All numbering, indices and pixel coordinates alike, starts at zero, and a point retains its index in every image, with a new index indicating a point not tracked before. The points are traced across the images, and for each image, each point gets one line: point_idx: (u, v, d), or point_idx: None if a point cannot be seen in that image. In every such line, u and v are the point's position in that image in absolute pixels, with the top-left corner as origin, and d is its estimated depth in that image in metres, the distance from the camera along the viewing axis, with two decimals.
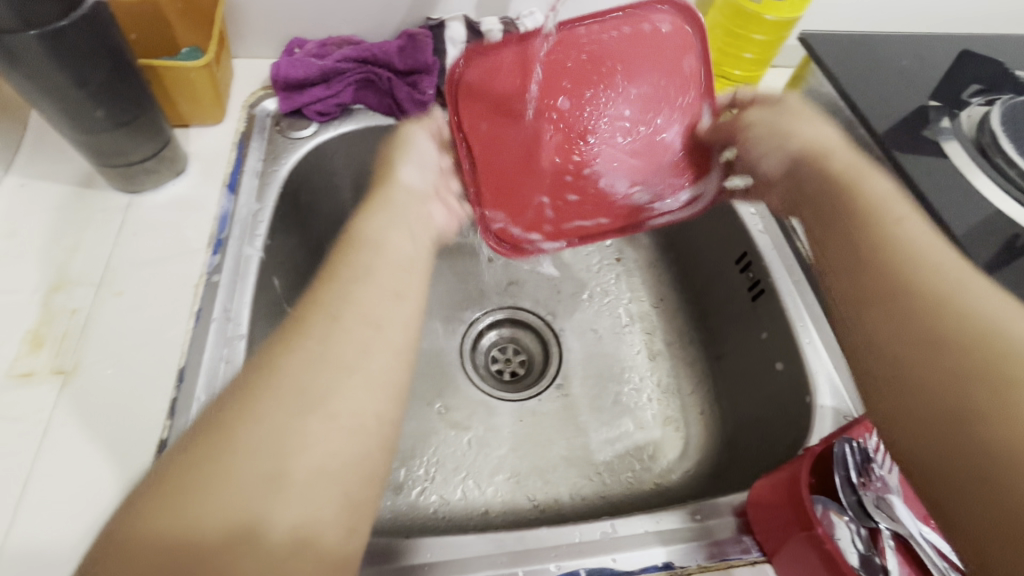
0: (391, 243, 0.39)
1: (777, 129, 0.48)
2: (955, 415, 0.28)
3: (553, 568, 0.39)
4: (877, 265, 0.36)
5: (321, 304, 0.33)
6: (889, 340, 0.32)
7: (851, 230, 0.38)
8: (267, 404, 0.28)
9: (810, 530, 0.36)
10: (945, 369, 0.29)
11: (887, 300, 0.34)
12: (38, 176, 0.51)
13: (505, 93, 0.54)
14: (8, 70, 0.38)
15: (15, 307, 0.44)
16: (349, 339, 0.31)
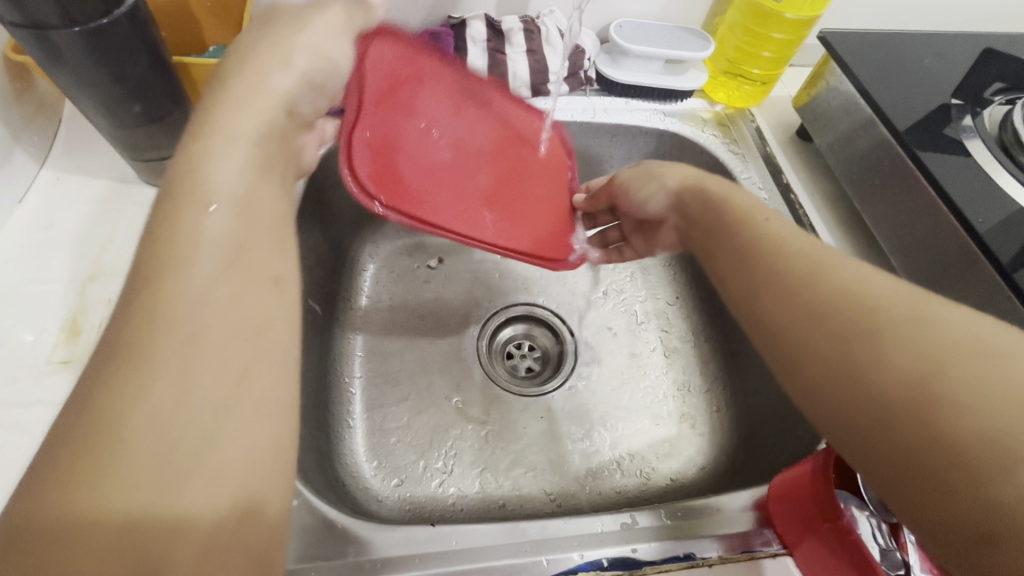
0: (260, 194, 0.32)
1: (656, 169, 0.49)
2: (895, 424, 0.27)
3: (576, 557, 0.39)
4: (777, 275, 0.34)
5: (166, 284, 0.26)
6: (808, 363, 0.31)
7: (744, 254, 0.37)
8: (153, 406, 0.24)
9: (834, 521, 0.37)
10: (894, 373, 0.28)
11: (798, 318, 0.32)
12: (73, 171, 0.52)
13: (409, 110, 0.51)
14: (52, 66, 0.39)
15: (53, 296, 0.45)
16: (222, 356, 0.27)
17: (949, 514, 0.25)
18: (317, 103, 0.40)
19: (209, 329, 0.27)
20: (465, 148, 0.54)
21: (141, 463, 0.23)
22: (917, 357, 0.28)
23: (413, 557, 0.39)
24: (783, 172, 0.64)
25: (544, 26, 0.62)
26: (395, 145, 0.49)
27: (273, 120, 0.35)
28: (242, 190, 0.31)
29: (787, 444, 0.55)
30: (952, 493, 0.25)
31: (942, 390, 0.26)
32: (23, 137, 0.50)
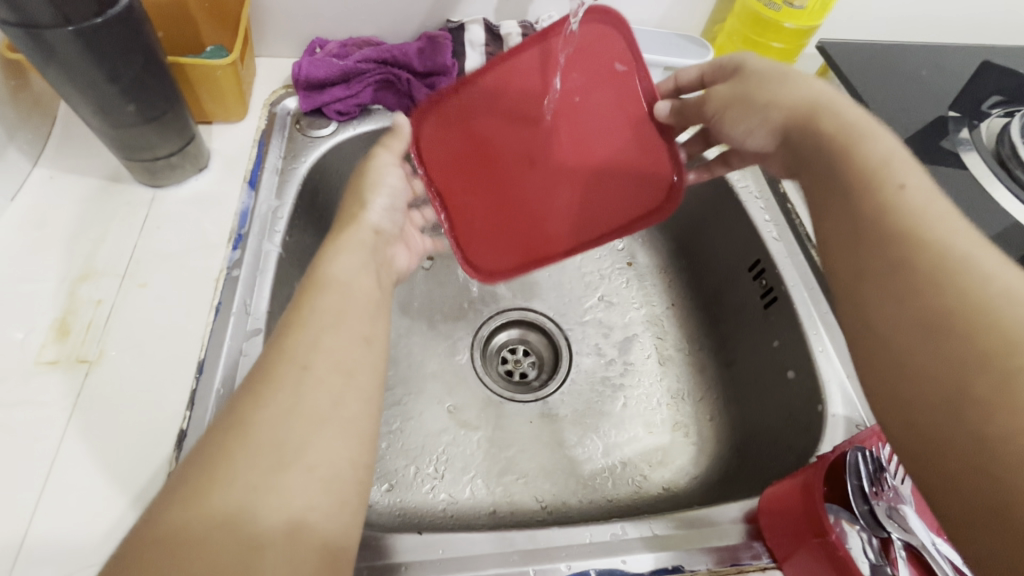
0: (358, 284, 0.39)
1: (753, 91, 0.42)
2: (980, 459, 0.26)
3: (564, 568, 0.39)
4: (900, 259, 0.32)
5: (287, 351, 0.33)
6: (915, 364, 0.29)
7: (858, 222, 0.34)
8: (266, 422, 0.30)
9: (824, 536, 0.37)
10: (956, 370, 0.28)
11: (910, 314, 0.30)
12: (66, 170, 0.52)
13: (472, 172, 0.52)
14: (44, 65, 0.39)
15: (42, 295, 0.45)
16: (321, 394, 0.32)
17: (1000, 553, 0.24)
18: (394, 217, 0.48)
19: (310, 384, 0.32)
20: (529, 168, 0.51)
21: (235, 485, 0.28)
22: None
23: (399, 565, 0.39)
24: (780, 183, 0.65)
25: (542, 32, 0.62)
26: (483, 212, 0.53)
27: (361, 230, 0.43)
28: (346, 279, 0.38)
29: (778, 454, 0.55)
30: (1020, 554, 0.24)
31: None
32: (17, 135, 0.50)
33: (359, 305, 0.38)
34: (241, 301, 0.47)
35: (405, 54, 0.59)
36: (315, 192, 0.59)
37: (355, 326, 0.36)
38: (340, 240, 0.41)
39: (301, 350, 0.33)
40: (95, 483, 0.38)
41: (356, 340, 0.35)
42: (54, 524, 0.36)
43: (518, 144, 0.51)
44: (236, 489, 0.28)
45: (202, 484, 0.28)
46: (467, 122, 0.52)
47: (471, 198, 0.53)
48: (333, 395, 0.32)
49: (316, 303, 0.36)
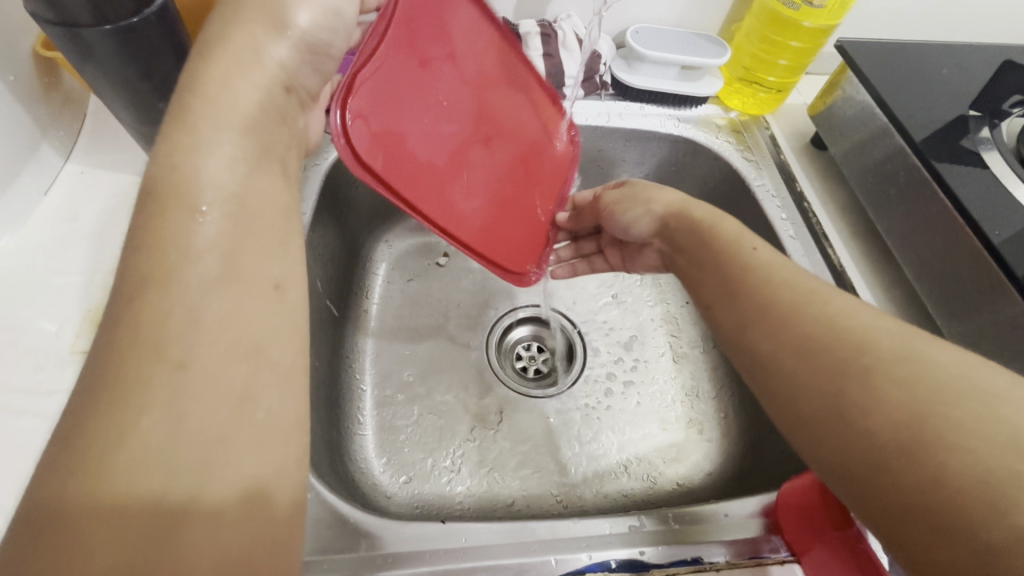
0: (256, 189, 0.30)
1: (639, 192, 0.53)
2: (887, 458, 0.31)
3: (584, 557, 0.40)
4: (772, 313, 0.38)
5: (152, 332, 0.24)
6: (807, 394, 0.35)
7: (737, 291, 0.41)
8: (162, 419, 0.24)
9: (844, 529, 0.39)
10: (849, 391, 0.33)
11: (793, 353, 0.36)
12: (97, 165, 0.53)
13: (409, 78, 0.46)
14: (82, 63, 0.40)
15: (76, 288, 0.46)
16: (217, 377, 0.25)
17: (925, 533, 0.29)
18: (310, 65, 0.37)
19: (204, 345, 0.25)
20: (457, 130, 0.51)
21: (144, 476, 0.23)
22: (905, 400, 0.31)
23: (423, 552, 0.39)
24: (797, 181, 0.64)
25: (560, 30, 0.62)
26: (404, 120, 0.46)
27: (268, 79, 0.33)
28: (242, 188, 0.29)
29: (795, 450, 0.55)
30: (938, 529, 0.28)
31: (925, 423, 0.30)
32: (49, 131, 0.51)
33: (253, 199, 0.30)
34: None
35: None
36: (335, 189, 0.60)
37: (255, 273, 0.29)
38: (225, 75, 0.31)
39: (165, 321, 0.25)
40: None
41: (263, 288, 0.29)
42: None
43: (464, 94, 0.51)
44: (144, 488, 0.23)
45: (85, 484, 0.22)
46: (448, 26, 0.49)
47: (401, 98, 0.45)
48: (223, 354, 0.26)
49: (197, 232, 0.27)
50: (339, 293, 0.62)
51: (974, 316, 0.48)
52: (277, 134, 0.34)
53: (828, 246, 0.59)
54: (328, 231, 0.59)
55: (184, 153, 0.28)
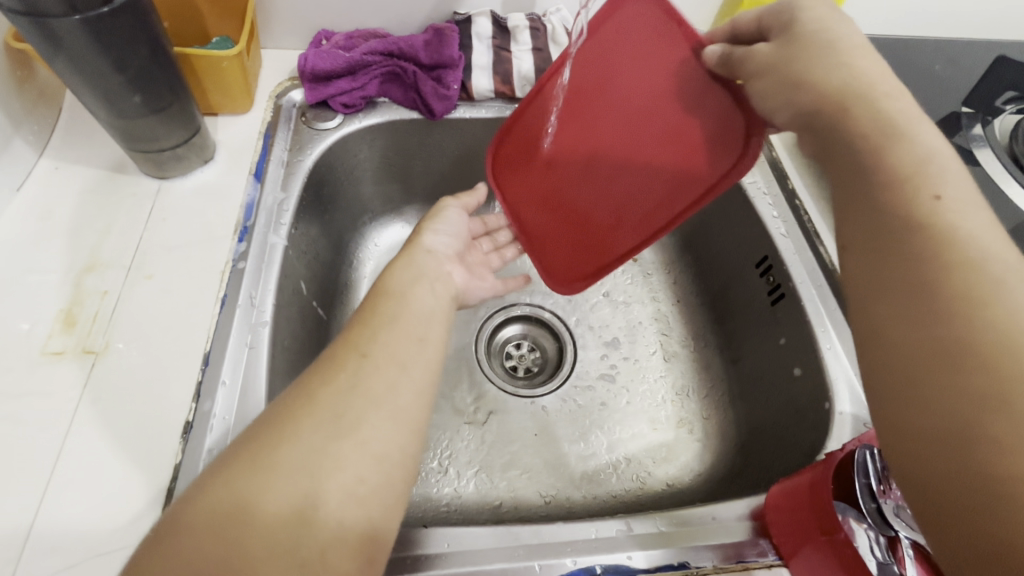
0: (414, 295, 0.40)
1: (786, 61, 0.36)
2: (960, 438, 0.26)
3: (569, 563, 0.39)
4: (916, 262, 0.30)
5: (354, 341, 0.36)
6: (899, 362, 0.29)
7: (880, 221, 0.32)
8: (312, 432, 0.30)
9: (832, 534, 0.36)
10: (953, 382, 0.27)
11: (907, 303, 0.29)
12: (73, 161, 0.52)
13: (542, 199, 0.55)
14: (51, 55, 0.39)
15: (49, 287, 0.45)
16: (379, 377, 0.34)
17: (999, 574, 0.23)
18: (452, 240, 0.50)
19: (377, 366, 0.34)
20: (588, 169, 0.51)
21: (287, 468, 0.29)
22: None
23: (405, 559, 0.38)
24: (790, 178, 0.63)
25: (549, 25, 0.62)
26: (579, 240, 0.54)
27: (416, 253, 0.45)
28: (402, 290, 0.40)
29: (785, 451, 0.54)
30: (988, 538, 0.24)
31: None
32: (22, 125, 0.49)
33: (424, 308, 0.40)
34: (247, 294, 0.46)
35: (411, 46, 0.59)
36: (320, 186, 0.59)
37: (410, 328, 0.38)
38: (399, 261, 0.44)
39: (369, 342, 0.36)
40: (99, 475, 0.38)
41: (411, 338, 0.37)
42: (57, 517, 0.36)
43: (560, 149, 0.52)
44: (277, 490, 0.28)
45: (231, 494, 0.28)
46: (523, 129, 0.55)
47: (546, 216, 0.55)
48: (382, 381, 0.34)
49: (393, 315, 0.38)
50: (326, 295, 0.60)
51: None
52: (434, 276, 0.44)
53: (820, 244, 0.59)
54: (313, 228, 0.58)
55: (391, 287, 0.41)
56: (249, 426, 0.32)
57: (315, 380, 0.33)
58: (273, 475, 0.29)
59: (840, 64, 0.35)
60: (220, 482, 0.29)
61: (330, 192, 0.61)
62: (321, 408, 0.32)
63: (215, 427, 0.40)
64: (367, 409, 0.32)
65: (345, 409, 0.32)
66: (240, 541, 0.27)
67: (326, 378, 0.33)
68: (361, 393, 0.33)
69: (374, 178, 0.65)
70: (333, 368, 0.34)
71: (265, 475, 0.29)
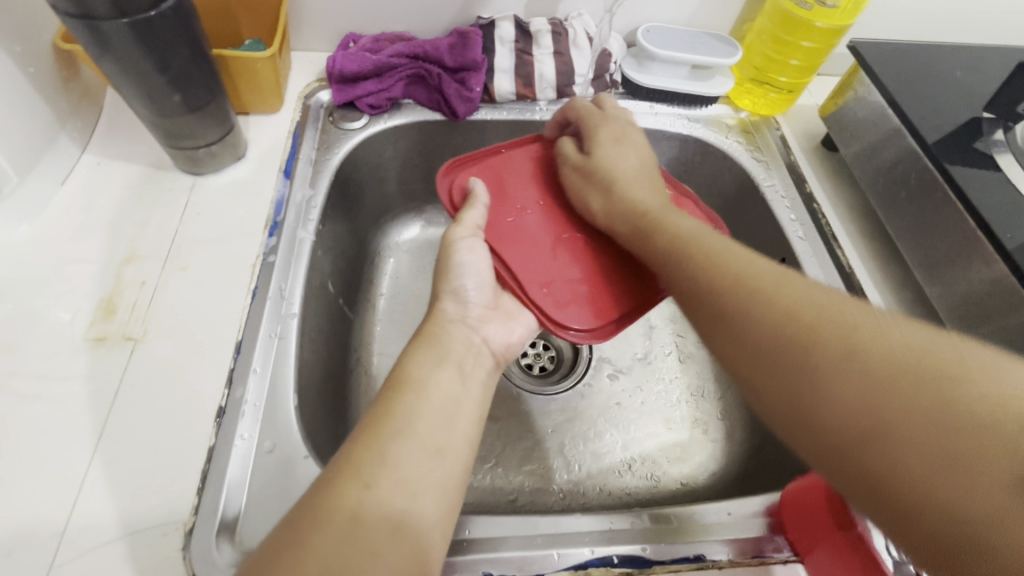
0: (436, 383, 0.39)
1: (618, 136, 0.51)
2: (862, 426, 0.27)
3: (587, 552, 0.40)
4: (731, 288, 0.35)
5: (358, 466, 0.32)
6: (759, 370, 0.32)
7: (657, 255, 0.42)
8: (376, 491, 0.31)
9: (849, 530, 0.37)
10: (791, 352, 0.31)
11: (732, 326, 0.34)
12: (112, 157, 0.54)
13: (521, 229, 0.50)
14: (100, 55, 0.41)
15: (91, 276, 0.47)
16: (411, 469, 0.33)
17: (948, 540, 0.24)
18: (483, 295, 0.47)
19: (414, 449, 0.34)
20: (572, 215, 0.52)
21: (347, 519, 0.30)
22: (895, 371, 0.28)
23: None
24: (807, 182, 0.63)
25: (570, 29, 0.63)
26: (556, 277, 0.48)
27: (446, 333, 0.44)
28: (425, 378, 0.39)
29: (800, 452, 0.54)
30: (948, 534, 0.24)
31: (916, 393, 0.27)
32: (67, 123, 0.52)
33: (446, 397, 0.38)
34: (277, 287, 0.48)
35: (436, 49, 0.60)
36: (346, 184, 0.60)
37: (424, 435, 0.35)
38: (427, 347, 0.42)
39: (390, 445, 0.34)
40: (136, 456, 0.39)
41: (428, 445, 0.35)
42: (98, 494, 0.38)
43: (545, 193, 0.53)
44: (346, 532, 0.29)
45: (305, 531, 0.29)
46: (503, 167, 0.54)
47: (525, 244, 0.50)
48: (392, 515, 0.31)
49: (407, 411, 0.36)
50: (349, 290, 0.61)
51: (989, 321, 0.47)
52: (463, 355, 0.43)
53: (837, 247, 0.58)
54: (339, 225, 0.59)
55: (419, 370, 0.40)
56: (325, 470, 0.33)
57: (307, 519, 0.29)
58: None
59: (635, 182, 0.47)
60: (297, 524, 0.29)
61: (355, 190, 0.63)
62: (319, 558, 0.28)
63: (246, 413, 0.42)
64: (368, 555, 0.29)
65: (348, 551, 0.28)
66: None
67: (320, 525, 0.29)
68: (365, 534, 0.29)
69: (397, 178, 0.67)
70: (335, 499, 0.30)
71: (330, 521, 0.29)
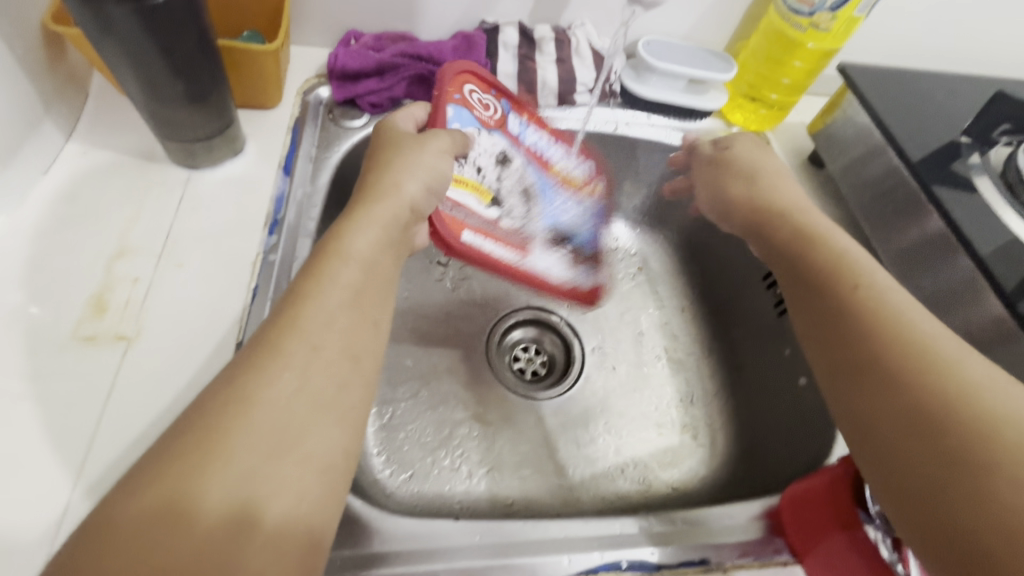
0: (370, 266, 0.39)
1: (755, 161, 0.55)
2: (925, 433, 0.33)
3: (597, 557, 0.40)
4: (824, 289, 0.43)
5: (302, 326, 0.34)
6: (826, 340, 0.41)
7: (806, 261, 0.46)
8: (304, 352, 0.33)
9: (851, 531, 0.38)
10: (847, 348, 0.39)
11: (797, 284, 0.45)
12: (100, 146, 0.52)
13: None
14: (100, 38, 0.39)
15: (80, 270, 0.44)
16: (337, 334, 0.35)
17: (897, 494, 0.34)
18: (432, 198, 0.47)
19: (345, 324, 0.35)
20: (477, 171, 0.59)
21: (281, 385, 0.31)
22: (932, 391, 0.34)
23: (438, 551, 0.39)
24: None
25: (575, 38, 0.64)
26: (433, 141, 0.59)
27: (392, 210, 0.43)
28: (367, 260, 0.39)
29: (789, 454, 0.57)
30: (863, 420, 0.37)
31: (931, 409, 0.34)
32: (52, 108, 0.49)
33: (377, 279, 0.39)
34: (277, 287, 0.47)
35: (440, 52, 0.60)
36: (344, 183, 0.59)
37: (364, 311, 0.37)
38: (364, 217, 0.41)
39: (314, 319, 0.34)
40: (132, 462, 0.37)
41: (365, 325, 0.36)
42: (90, 501, 0.36)
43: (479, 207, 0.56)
44: (280, 393, 0.31)
45: (242, 391, 0.30)
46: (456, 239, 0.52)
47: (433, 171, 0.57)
48: (338, 378, 0.33)
49: (337, 276, 0.37)
50: None
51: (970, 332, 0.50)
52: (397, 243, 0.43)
53: None
54: None
55: (348, 239, 0.40)
56: (269, 326, 0.34)
57: (254, 369, 0.31)
58: (227, 453, 0.28)
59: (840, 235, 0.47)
60: (237, 381, 0.31)
61: None
62: (254, 415, 0.30)
63: None
64: (314, 415, 0.31)
65: (289, 413, 0.30)
66: (227, 442, 0.28)
67: (256, 386, 0.31)
68: (305, 393, 0.32)
69: None
70: (279, 357, 0.32)
71: (266, 381, 0.31)
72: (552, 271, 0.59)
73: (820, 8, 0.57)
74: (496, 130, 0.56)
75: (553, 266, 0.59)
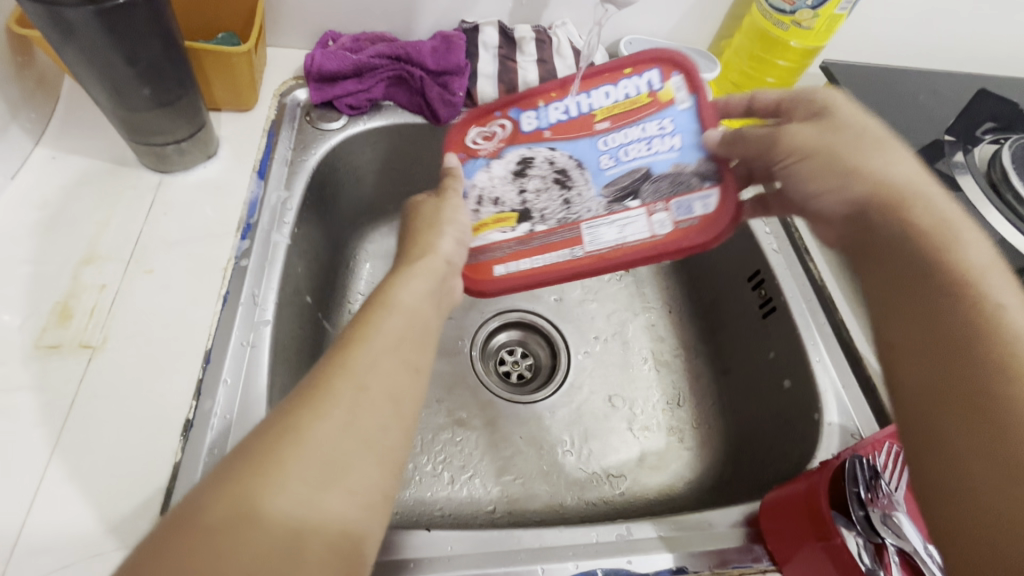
0: (414, 306, 0.37)
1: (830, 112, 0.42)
2: (1003, 468, 0.26)
3: (571, 567, 0.39)
4: (926, 281, 0.33)
5: (349, 365, 0.31)
6: (914, 341, 0.32)
7: (892, 246, 0.36)
8: (351, 390, 0.30)
9: (828, 540, 0.37)
10: (932, 352, 0.31)
11: (883, 267, 0.36)
12: (70, 151, 0.51)
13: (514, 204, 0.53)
14: (61, 43, 0.38)
15: (45, 277, 0.44)
16: (385, 375, 0.32)
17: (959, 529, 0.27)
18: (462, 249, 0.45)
19: (386, 361, 0.33)
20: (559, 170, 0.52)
21: (330, 417, 0.29)
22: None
23: (407, 561, 0.38)
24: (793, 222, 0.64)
25: (556, 38, 0.63)
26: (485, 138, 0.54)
27: (434, 262, 0.41)
28: (414, 304, 0.37)
29: (773, 458, 0.56)
30: (932, 437, 0.29)
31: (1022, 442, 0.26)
32: (20, 113, 0.48)
33: (425, 321, 0.37)
34: (249, 292, 0.46)
35: (418, 52, 0.59)
36: (322, 186, 0.59)
37: (410, 354, 0.34)
38: (410, 268, 0.40)
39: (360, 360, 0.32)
40: (95, 474, 0.37)
41: (411, 367, 0.33)
42: (49, 514, 0.35)
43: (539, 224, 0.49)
44: (327, 424, 0.28)
45: (294, 422, 0.28)
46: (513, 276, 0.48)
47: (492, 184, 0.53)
48: (384, 420, 0.30)
49: (382, 323, 0.34)
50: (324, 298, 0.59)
51: None
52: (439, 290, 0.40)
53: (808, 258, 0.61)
54: (313, 227, 0.57)
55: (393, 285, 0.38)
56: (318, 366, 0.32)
57: (309, 398, 0.29)
58: (275, 478, 0.26)
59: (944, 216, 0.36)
60: (286, 414, 0.28)
61: (331, 193, 0.61)
62: (302, 447, 0.27)
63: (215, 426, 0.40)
64: (360, 451, 0.28)
65: (336, 447, 0.28)
66: (278, 466, 0.26)
67: (306, 419, 0.28)
68: (357, 430, 0.29)
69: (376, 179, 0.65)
70: (328, 394, 0.30)
71: (317, 413, 0.28)
72: (630, 232, 0.45)
73: (801, 6, 0.57)
74: (506, 147, 0.50)
75: (630, 228, 0.45)
